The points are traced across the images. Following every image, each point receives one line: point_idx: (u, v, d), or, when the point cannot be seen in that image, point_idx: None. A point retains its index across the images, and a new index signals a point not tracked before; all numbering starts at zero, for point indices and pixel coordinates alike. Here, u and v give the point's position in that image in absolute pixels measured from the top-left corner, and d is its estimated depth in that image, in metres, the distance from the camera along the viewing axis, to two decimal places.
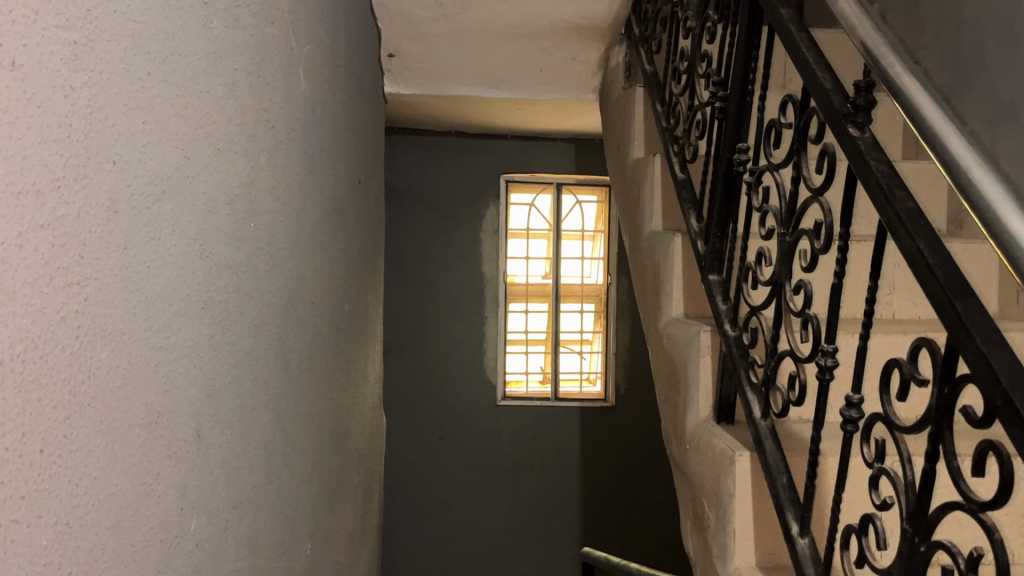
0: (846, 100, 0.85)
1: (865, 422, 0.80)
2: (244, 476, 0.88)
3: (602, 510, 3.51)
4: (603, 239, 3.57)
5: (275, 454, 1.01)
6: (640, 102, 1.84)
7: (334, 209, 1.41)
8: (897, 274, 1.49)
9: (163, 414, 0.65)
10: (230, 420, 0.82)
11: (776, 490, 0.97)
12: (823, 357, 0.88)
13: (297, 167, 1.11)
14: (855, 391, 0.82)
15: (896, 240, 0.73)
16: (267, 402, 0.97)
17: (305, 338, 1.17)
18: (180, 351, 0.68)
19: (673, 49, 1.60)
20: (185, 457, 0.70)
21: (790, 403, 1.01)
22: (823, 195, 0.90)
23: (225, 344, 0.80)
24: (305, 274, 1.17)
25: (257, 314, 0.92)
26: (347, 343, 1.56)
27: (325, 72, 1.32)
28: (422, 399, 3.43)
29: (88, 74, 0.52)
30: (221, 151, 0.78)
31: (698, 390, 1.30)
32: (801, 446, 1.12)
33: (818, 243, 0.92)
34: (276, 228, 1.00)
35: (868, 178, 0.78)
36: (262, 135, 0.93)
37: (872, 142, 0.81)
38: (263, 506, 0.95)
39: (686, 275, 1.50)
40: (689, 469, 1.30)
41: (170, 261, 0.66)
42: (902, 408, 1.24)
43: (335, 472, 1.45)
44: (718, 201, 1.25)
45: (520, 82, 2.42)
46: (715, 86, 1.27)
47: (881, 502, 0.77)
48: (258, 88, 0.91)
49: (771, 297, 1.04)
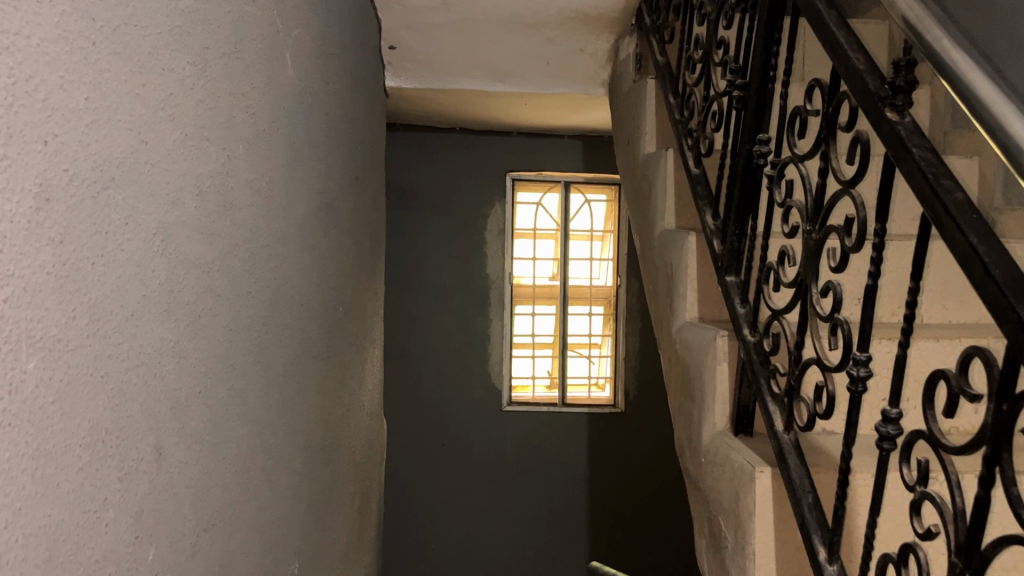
0: (884, 82, 0.76)
1: (904, 439, 0.72)
2: (216, 496, 0.80)
3: (610, 520, 3.43)
4: (612, 240, 3.49)
5: (254, 470, 0.93)
6: (652, 94, 1.76)
7: (327, 205, 1.34)
8: (942, 274, 1.41)
9: (113, 431, 0.57)
10: (199, 436, 0.75)
11: (801, 511, 0.89)
12: (855, 365, 0.80)
13: (283, 158, 1.03)
14: (893, 405, 0.74)
15: (943, 235, 0.65)
16: (245, 413, 0.89)
17: (290, 345, 1.09)
18: (135, 359, 0.61)
19: (687, 37, 1.51)
20: (141, 478, 0.62)
21: (817, 415, 0.92)
22: (855, 187, 0.82)
23: (192, 353, 0.72)
24: (292, 273, 1.09)
25: (234, 318, 0.84)
26: (341, 348, 1.48)
27: (317, 60, 1.24)
28: (426, 405, 3.35)
29: (11, 38, 0.45)
30: (188, 137, 0.71)
31: (714, 398, 1.21)
32: (827, 462, 1.03)
33: (848, 240, 0.83)
34: (255, 223, 0.92)
35: (909, 167, 0.69)
36: (240, 122, 0.85)
37: (914, 127, 0.72)
38: (241, 527, 0.88)
39: (701, 276, 1.42)
40: (705, 484, 1.22)
41: (122, 258, 0.58)
42: (962, 418, 1.16)
43: (328, 483, 1.38)
44: (736, 197, 1.16)
45: (525, 75, 2.33)
46: (733, 74, 1.18)
47: (923, 530, 0.69)
48: (235, 70, 0.83)
49: (796, 299, 0.95)
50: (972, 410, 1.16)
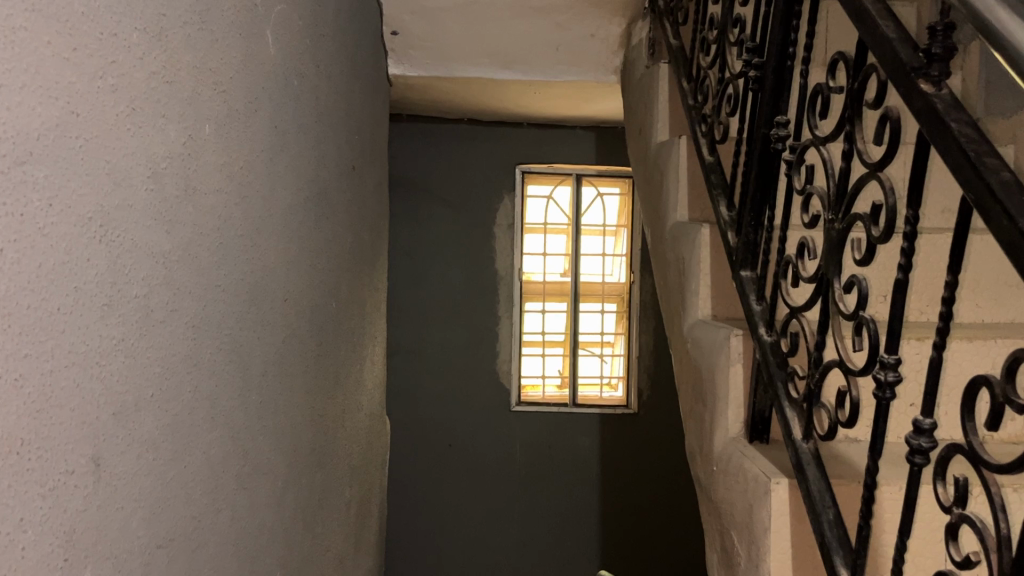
0: (918, 51, 0.68)
1: (939, 454, 0.64)
2: (177, 508, 0.73)
3: (623, 522, 3.35)
4: (626, 235, 3.41)
5: (227, 477, 0.86)
6: (665, 79, 1.67)
7: (318, 196, 1.27)
8: (980, 270, 1.32)
9: (31, 442, 0.50)
10: (154, 443, 0.68)
11: (821, 529, 0.81)
12: (883, 370, 0.71)
13: (263, 142, 0.96)
14: (926, 415, 0.65)
15: (989, 220, 0.56)
16: (215, 417, 0.82)
17: (272, 343, 1.02)
18: (65, 360, 0.54)
19: (702, 18, 1.43)
20: (72, 495, 0.55)
21: (838, 424, 0.84)
22: (883, 171, 0.73)
23: (144, 352, 0.65)
24: (274, 264, 1.02)
25: (200, 313, 0.77)
26: (335, 347, 1.41)
27: (306, 39, 1.17)
28: (434, 405, 3.28)
29: None
30: (138, 113, 0.64)
31: (728, 401, 1.13)
32: (850, 473, 0.95)
33: (875, 230, 0.75)
34: (228, 210, 0.84)
35: (948, 145, 0.61)
36: (207, 100, 0.78)
37: (953, 100, 0.63)
38: (210, 539, 0.81)
39: (715, 271, 1.33)
40: (716, 493, 1.14)
41: (44, 244, 0.51)
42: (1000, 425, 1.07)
43: (319, 489, 1.31)
44: (752, 186, 1.08)
45: (534, 64, 2.24)
46: (749, 53, 1.10)
47: (962, 558, 0.61)
48: (201, 42, 0.76)
49: (816, 295, 0.86)
50: (1011, 417, 1.06)
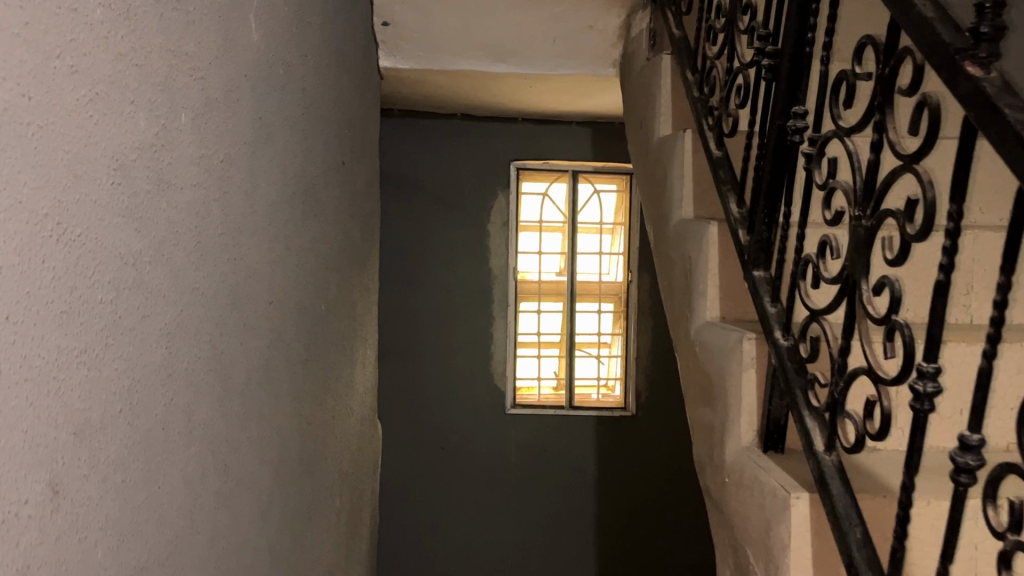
0: (962, 31, 0.62)
1: (988, 473, 0.58)
2: (149, 533, 0.66)
3: (619, 524, 3.30)
4: (623, 233, 3.35)
5: (206, 496, 0.79)
6: (668, 70, 1.61)
7: (306, 191, 1.20)
8: None
9: None
10: (123, 462, 0.61)
11: (849, 549, 0.75)
12: (922, 381, 0.65)
13: (245, 133, 0.89)
14: (974, 430, 0.60)
15: None
16: (193, 430, 0.75)
17: (258, 349, 0.95)
18: (15, 375, 0.47)
19: (708, 5, 1.37)
20: (25, 526, 0.49)
21: (865, 435, 0.78)
22: (918, 163, 0.67)
23: (112, 363, 0.59)
24: (259, 265, 0.96)
25: (175, 320, 0.71)
26: (325, 349, 1.35)
27: (292, 25, 1.10)
28: (426, 406, 3.22)
29: None
30: (102, 98, 0.57)
31: (740, 409, 1.07)
32: (876, 486, 0.89)
33: (910, 227, 0.69)
34: (206, 207, 0.78)
35: (1002, 132, 0.55)
36: (183, 86, 0.71)
37: (1003, 83, 0.57)
38: (186, 563, 0.75)
39: (723, 269, 1.28)
40: (728, 505, 1.08)
41: None
42: None
43: (307, 500, 1.24)
44: (765, 180, 1.02)
45: (531, 58, 2.18)
46: (761, 40, 1.04)
47: None
48: (174, 24, 0.69)
49: (841, 296, 0.81)
50: None
